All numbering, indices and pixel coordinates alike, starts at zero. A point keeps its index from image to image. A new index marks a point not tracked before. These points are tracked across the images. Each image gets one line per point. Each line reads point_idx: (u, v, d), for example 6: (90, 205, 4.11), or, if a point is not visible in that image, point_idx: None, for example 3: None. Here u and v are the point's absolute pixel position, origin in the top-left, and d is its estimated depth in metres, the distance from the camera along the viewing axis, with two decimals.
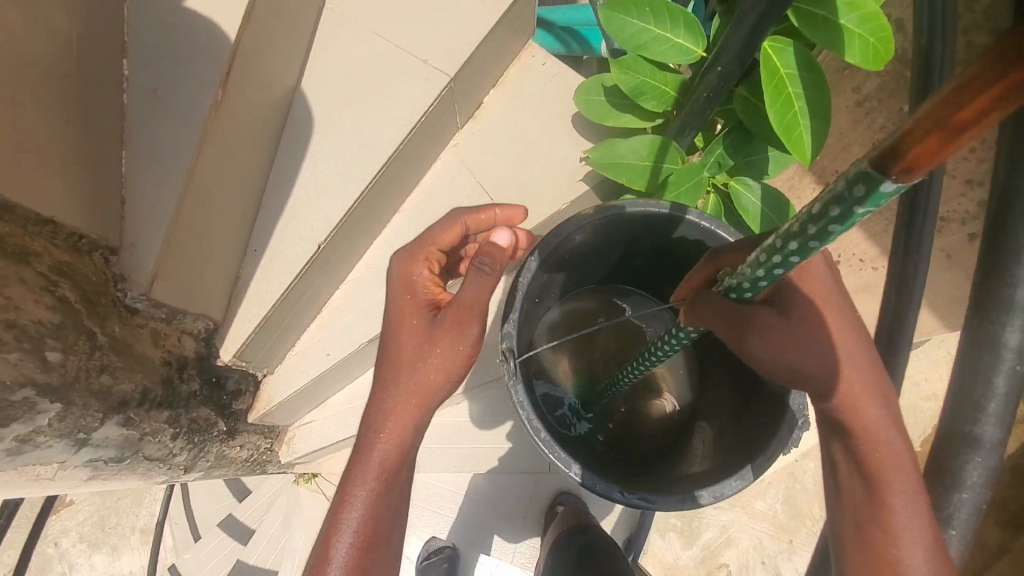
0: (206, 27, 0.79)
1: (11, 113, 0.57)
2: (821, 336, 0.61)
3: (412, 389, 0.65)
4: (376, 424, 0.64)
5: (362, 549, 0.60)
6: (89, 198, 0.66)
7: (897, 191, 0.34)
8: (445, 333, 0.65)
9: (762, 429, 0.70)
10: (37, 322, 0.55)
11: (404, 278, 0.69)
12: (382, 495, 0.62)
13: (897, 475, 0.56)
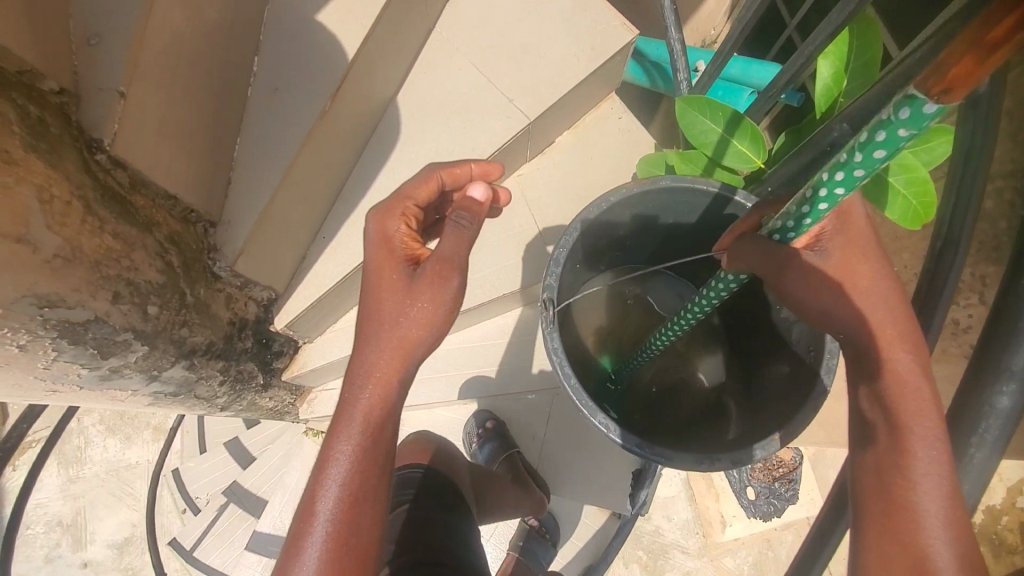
0: (328, 40, 0.90)
1: (164, 103, 0.69)
2: (853, 280, 0.61)
3: (395, 344, 0.63)
4: (361, 378, 0.62)
5: (351, 503, 0.57)
6: (205, 180, 0.78)
7: (943, 108, 0.38)
8: (426, 286, 0.64)
9: (785, 406, 0.75)
10: (148, 282, 0.67)
11: (382, 234, 0.67)
12: (367, 444, 0.59)
13: (930, 424, 0.52)
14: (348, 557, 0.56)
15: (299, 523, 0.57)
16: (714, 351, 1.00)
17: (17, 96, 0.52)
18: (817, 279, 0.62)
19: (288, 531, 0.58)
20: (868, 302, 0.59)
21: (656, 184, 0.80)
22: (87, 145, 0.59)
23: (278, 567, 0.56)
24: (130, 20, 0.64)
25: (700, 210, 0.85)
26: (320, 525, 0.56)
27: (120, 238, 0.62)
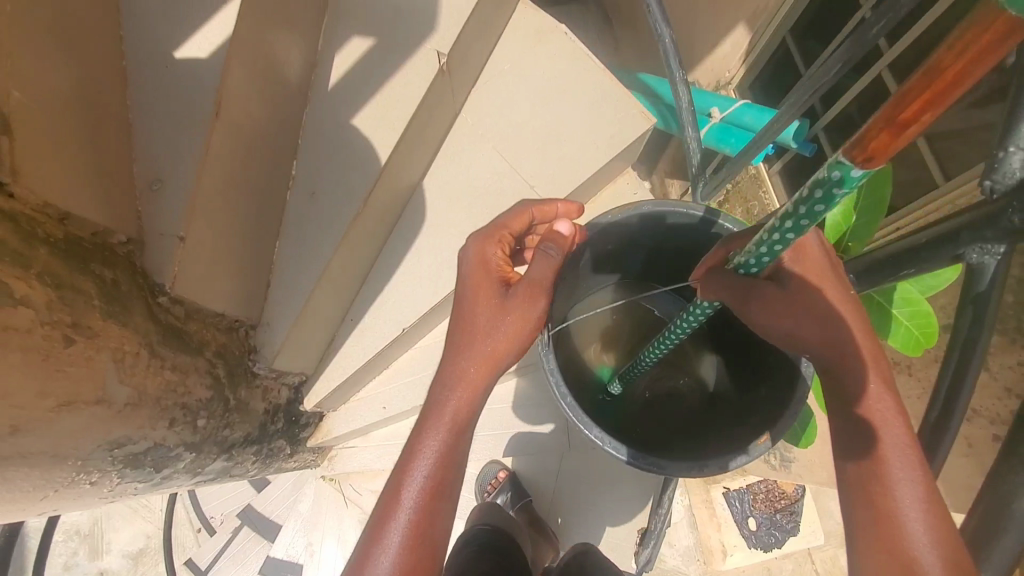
0: (362, 143, 0.95)
1: (218, 231, 0.74)
2: (811, 305, 0.62)
3: (484, 354, 0.67)
4: (447, 384, 0.66)
5: (430, 498, 0.60)
6: (248, 291, 0.84)
7: (871, 172, 0.36)
8: (519, 304, 0.68)
9: (776, 403, 0.72)
10: (199, 399, 0.73)
11: (480, 257, 0.71)
12: (449, 444, 0.62)
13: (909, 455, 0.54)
14: (418, 553, 0.58)
15: (382, 511, 0.60)
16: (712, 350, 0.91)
17: (99, 266, 0.57)
18: (774, 298, 0.63)
19: (366, 524, 0.60)
20: (832, 323, 0.61)
21: (636, 211, 0.74)
22: (151, 291, 0.65)
23: (353, 558, 0.59)
24: (190, 166, 0.69)
25: (687, 237, 0.78)
26: (403, 514, 0.59)
27: (175, 371, 0.67)
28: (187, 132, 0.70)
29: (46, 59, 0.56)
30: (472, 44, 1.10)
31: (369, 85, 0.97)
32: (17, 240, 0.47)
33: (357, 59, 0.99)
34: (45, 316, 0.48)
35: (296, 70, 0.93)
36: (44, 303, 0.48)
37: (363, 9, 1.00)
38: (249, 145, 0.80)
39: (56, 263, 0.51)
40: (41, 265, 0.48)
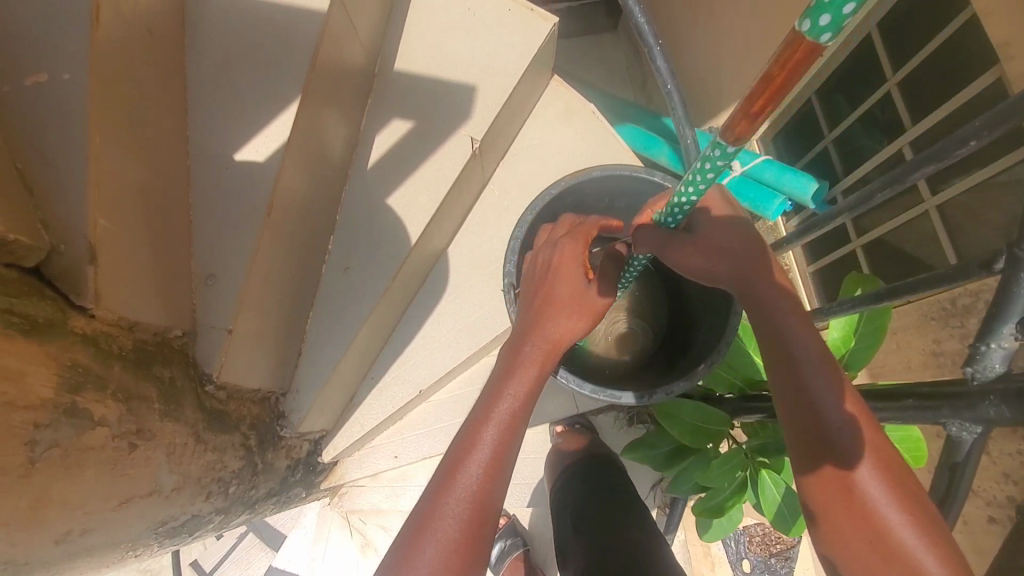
0: (395, 221, 1.02)
1: (261, 318, 0.81)
2: (721, 247, 0.72)
3: (562, 329, 0.77)
4: (517, 362, 0.74)
5: (499, 450, 0.66)
6: (281, 364, 0.90)
7: (740, 148, 0.51)
8: (600, 295, 0.80)
9: (709, 340, 0.93)
10: (232, 471, 0.79)
11: (570, 253, 0.80)
12: (524, 400, 0.70)
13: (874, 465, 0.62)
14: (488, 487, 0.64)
15: (465, 440, 0.67)
16: (659, 303, 1.12)
17: (159, 368, 0.64)
18: (692, 245, 0.72)
19: (437, 468, 0.67)
20: (741, 260, 0.72)
21: (589, 175, 0.96)
22: (200, 380, 0.71)
23: (422, 501, 0.65)
24: (239, 260, 0.75)
25: (636, 197, 1.01)
26: (484, 446, 0.66)
27: (214, 450, 0.73)
28: (238, 228, 0.76)
29: (122, 174, 0.63)
30: (505, 123, 1.17)
31: (406, 164, 1.05)
32: (97, 363, 0.54)
33: (396, 139, 1.06)
34: (115, 429, 0.54)
35: (338, 151, 1.01)
36: (116, 419, 0.54)
37: (405, 91, 1.08)
38: (294, 229, 0.87)
39: (126, 376, 0.57)
40: (114, 384, 0.55)
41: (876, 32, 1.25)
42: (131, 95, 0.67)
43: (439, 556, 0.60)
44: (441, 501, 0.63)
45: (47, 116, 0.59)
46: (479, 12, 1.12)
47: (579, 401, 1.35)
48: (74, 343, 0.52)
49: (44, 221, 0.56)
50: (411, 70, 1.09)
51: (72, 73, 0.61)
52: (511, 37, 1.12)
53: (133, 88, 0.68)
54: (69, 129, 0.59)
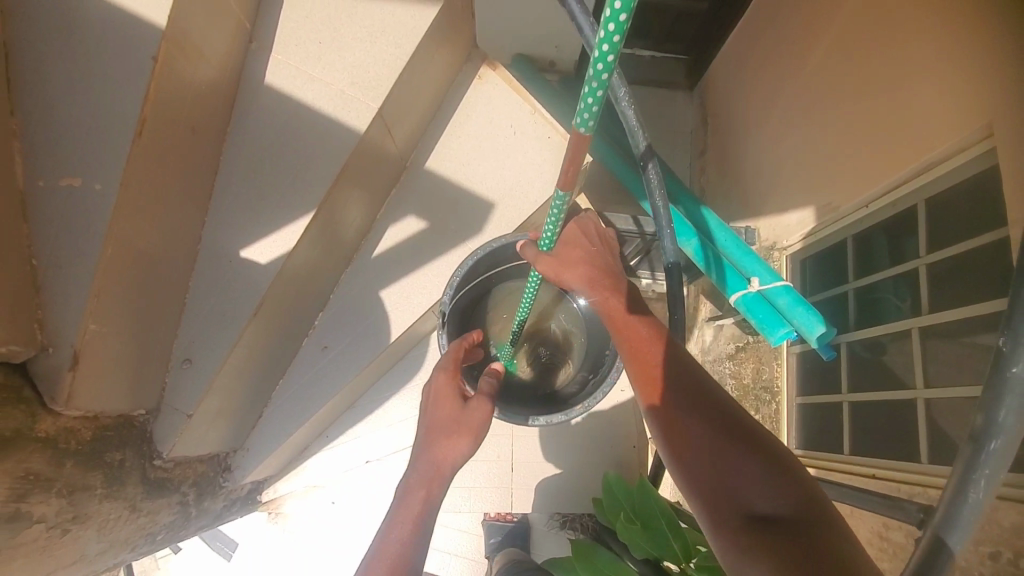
0: (382, 314, 1.09)
1: (226, 397, 0.88)
2: (578, 257, 0.80)
3: (438, 452, 0.76)
4: (397, 509, 0.70)
5: None
6: (237, 427, 0.98)
7: (567, 194, 0.73)
8: (478, 413, 0.81)
9: (595, 384, 1.01)
10: (163, 525, 0.85)
11: (438, 379, 0.84)
12: (410, 539, 0.66)
13: (728, 424, 0.63)
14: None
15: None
16: (576, 327, 1.13)
17: (111, 452, 0.72)
18: (552, 258, 0.81)
19: None
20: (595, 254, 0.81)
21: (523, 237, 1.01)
22: (149, 456, 0.80)
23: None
24: (215, 352, 0.82)
25: None
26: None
27: (148, 514, 0.80)
28: (223, 322, 0.83)
29: (127, 274, 0.70)
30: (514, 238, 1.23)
31: (409, 261, 1.12)
32: (49, 466, 0.61)
33: (406, 235, 1.12)
34: (51, 521, 0.61)
35: (352, 241, 1.08)
36: (54, 512, 0.61)
37: (427, 190, 1.15)
38: (284, 314, 0.95)
39: (74, 471, 0.64)
40: (60, 482, 0.62)
41: (921, 204, 0.97)
42: (154, 195, 0.73)
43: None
44: None
45: (73, 223, 0.66)
46: (519, 129, 1.19)
47: (515, 499, 1.37)
48: (34, 449, 0.59)
49: (41, 321, 0.64)
50: (438, 172, 1.16)
51: (103, 184, 0.68)
52: (539, 161, 1.18)
53: (161, 189, 0.75)
54: (86, 237, 0.66)
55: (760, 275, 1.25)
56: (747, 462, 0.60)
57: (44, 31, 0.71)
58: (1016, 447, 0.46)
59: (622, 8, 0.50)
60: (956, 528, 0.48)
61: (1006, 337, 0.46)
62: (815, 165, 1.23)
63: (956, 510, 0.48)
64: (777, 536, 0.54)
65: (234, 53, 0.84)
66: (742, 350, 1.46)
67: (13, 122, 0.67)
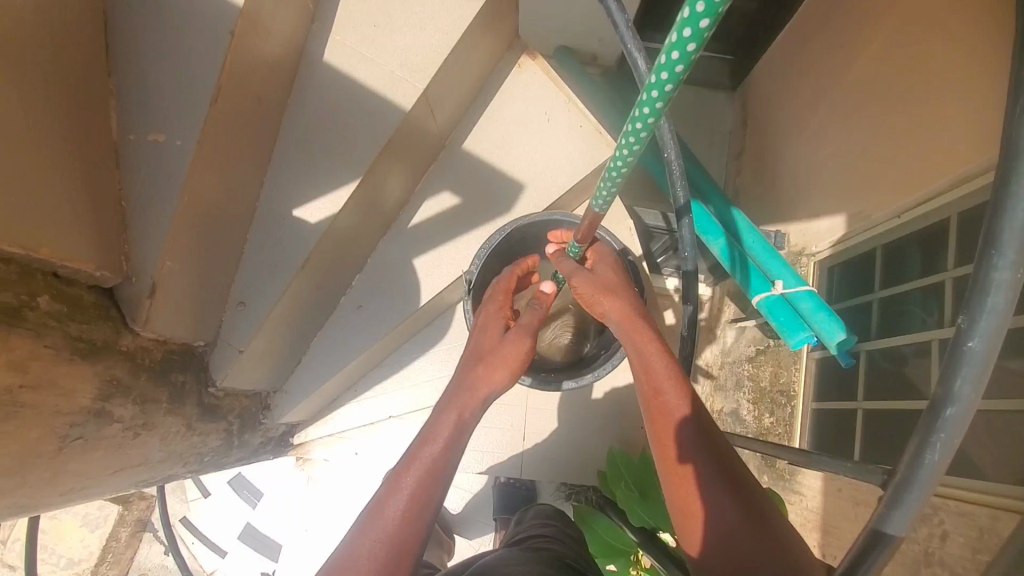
0: (413, 280, 1.18)
1: (272, 339, 0.99)
2: (607, 282, 0.88)
3: (466, 393, 0.78)
4: (420, 442, 0.72)
5: (406, 516, 0.65)
6: (277, 369, 1.09)
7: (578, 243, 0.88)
8: (512, 347, 0.83)
9: (605, 358, 1.09)
10: (210, 447, 0.97)
11: (485, 312, 0.91)
12: (435, 469, 0.69)
13: (744, 494, 0.66)
14: (432, 524, 0.66)
15: (359, 528, 0.65)
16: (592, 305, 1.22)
17: (175, 374, 0.83)
18: (591, 280, 0.87)
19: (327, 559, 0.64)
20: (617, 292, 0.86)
21: (549, 215, 1.09)
22: (205, 383, 0.91)
23: (388, 478, 0.69)
24: (268, 296, 0.93)
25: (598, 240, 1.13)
26: (377, 533, 0.63)
27: (200, 434, 0.91)
28: (275, 270, 0.93)
29: (199, 220, 0.81)
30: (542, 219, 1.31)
31: (442, 233, 1.21)
32: (127, 375, 0.72)
33: (441, 208, 1.21)
34: (126, 422, 0.72)
35: (390, 211, 1.17)
36: (129, 416, 0.72)
37: (463, 168, 1.24)
38: (327, 271, 1.05)
39: (146, 384, 0.75)
40: (136, 391, 0.73)
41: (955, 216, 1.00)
42: (225, 155, 0.84)
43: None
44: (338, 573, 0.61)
45: (155, 173, 0.77)
46: (553, 116, 1.26)
47: (524, 467, 1.46)
48: (118, 358, 0.70)
49: (127, 254, 0.74)
50: (474, 153, 1.24)
51: (183, 140, 0.78)
52: (568, 147, 1.25)
53: (232, 149, 0.85)
54: (166, 185, 0.77)
55: (785, 279, 1.28)
56: (761, 540, 0.63)
57: (141, 6, 0.82)
58: (971, 418, 0.47)
59: (650, 114, 0.57)
60: (912, 490, 0.49)
61: (963, 314, 0.47)
62: (851, 166, 1.26)
63: (913, 474, 0.49)
64: None
65: (298, 31, 0.94)
66: (762, 353, 1.50)
67: (110, 82, 0.77)
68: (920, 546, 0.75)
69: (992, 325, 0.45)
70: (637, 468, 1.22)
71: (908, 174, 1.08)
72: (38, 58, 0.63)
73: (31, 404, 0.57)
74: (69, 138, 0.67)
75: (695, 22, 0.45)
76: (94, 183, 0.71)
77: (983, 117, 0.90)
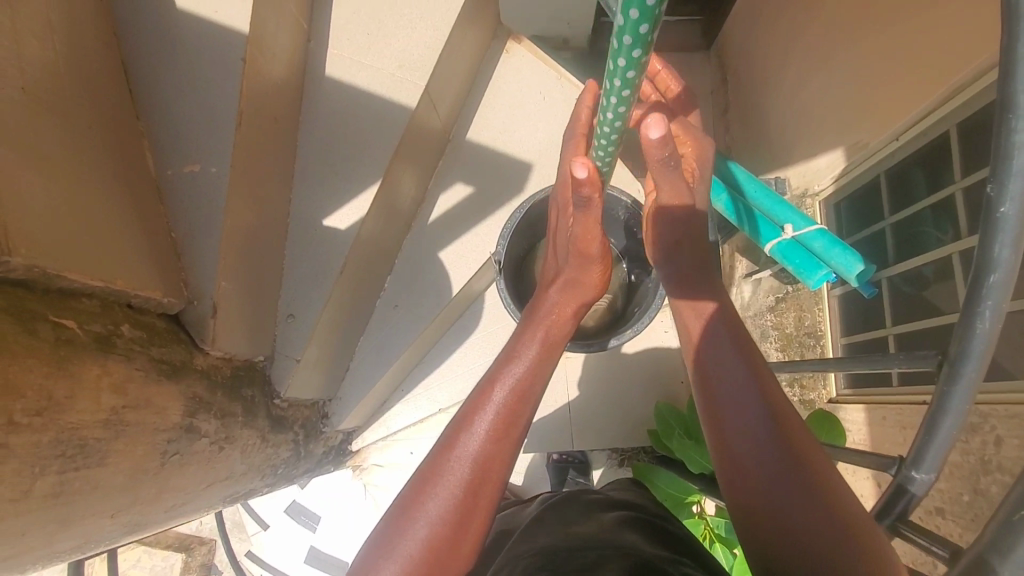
0: (442, 272, 1.23)
1: (323, 345, 1.03)
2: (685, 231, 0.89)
3: (552, 316, 0.81)
4: (498, 372, 0.73)
5: (500, 438, 0.66)
6: (329, 377, 1.13)
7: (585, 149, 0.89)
8: (594, 273, 0.85)
9: (642, 314, 1.13)
10: (284, 457, 1.01)
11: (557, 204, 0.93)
12: (519, 396, 0.70)
13: (782, 431, 0.69)
14: (519, 443, 0.68)
15: (443, 445, 0.66)
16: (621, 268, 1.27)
17: (245, 389, 0.87)
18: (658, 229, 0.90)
19: (415, 473, 0.66)
20: (677, 250, 0.90)
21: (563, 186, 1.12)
22: (271, 395, 0.96)
23: (470, 400, 0.71)
24: (314, 305, 0.97)
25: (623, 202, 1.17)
26: (464, 449, 0.65)
27: (273, 444, 0.96)
28: (318, 280, 0.98)
29: (243, 241, 0.85)
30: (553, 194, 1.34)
31: (462, 223, 1.26)
32: (207, 392, 0.76)
33: (457, 200, 1.25)
34: (212, 436, 0.76)
35: (409, 210, 1.21)
36: (213, 430, 0.76)
37: (471, 158, 1.27)
38: (362, 274, 1.09)
39: (222, 400, 0.80)
40: (216, 406, 0.77)
41: (953, 127, 1.03)
42: (255, 176, 0.88)
43: (490, 498, 0.64)
44: (429, 490, 0.63)
45: (196, 201, 0.81)
46: (548, 94, 1.30)
47: (575, 438, 1.49)
48: (196, 377, 0.75)
49: (185, 281, 0.79)
50: (478, 141, 1.28)
51: (217, 167, 0.83)
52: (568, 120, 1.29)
53: (260, 169, 0.89)
54: (209, 212, 0.81)
55: (794, 222, 1.29)
56: (789, 468, 0.66)
57: (151, 52, 0.86)
58: (1016, 280, 0.48)
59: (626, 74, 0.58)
60: (969, 361, 0.52)
61: (992, 183, 0.47)
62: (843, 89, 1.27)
63: (968, 345, 0.52)
64: (801, 538, 0.62)
65: (299, 51, 0.98)
66: (782, 301, 1.52)
67: (139, 125, 0.82)
68: (976, 455, 0.83)
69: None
70: (683, 419, 1.26)
71: (900, 92, 1.10)
72: (76, 105, 0.68)
73: (135, 422, 0.61)
74: (117, 179, 0.72)
75: (626, 54, 0.54)
76: (145, 218, 0.75)
77: (970, 16, 0.92)
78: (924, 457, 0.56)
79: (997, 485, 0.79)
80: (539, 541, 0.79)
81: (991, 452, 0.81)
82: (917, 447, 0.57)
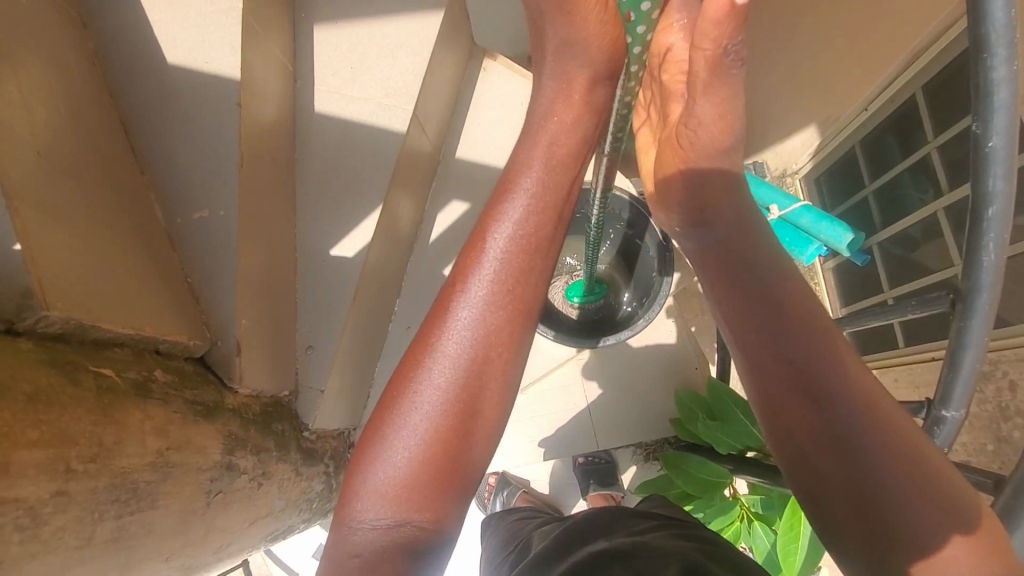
0: None
1: (344, 371, 1.05)
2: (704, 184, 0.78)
3: (563, 141, 0.68)
4: (487, 229, 0.64)
5: (508, 330, 0.61)
6: (351, 405, 1.14)
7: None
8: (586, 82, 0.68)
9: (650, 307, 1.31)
10: (317, 490, 1.01)
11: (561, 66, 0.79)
12: (522, 270, 0.63)
13: (831, 349, 0.64)
14: (529, 316, 0.63)
15: (432, 320, 0.62)
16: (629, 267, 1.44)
17: (274, 423, 0.88)
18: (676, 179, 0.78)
19: (406, 351, 0.61)
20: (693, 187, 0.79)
21: None
22: (300, 428, 0.96)
23: (459, 261, 0.64)
24: (333, 333, 0.99)
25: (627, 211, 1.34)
26: (458, 326, 0.60)
27: (306, 478, 0.96)
28: (334, 308, 0.99)
29: (257, 277, 0.86)
30: None
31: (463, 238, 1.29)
32: (241, 429, 0.77)
33: (456, 216, 1.29)
34: (250, 472, 0.76)
35: (410, 232, 1.24)
36: (251, 466, 0.77)
37: (463, 175, 1.31)
38: (374, 298, 1.12)
39: (256, 435, 0.81)
40: (251, 442, 0.78)
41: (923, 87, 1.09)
42: (262, 214, 0.90)
43: (496, 374, 0.61)
44: (425, 376, 0.59)
45: (208, 244, 0.82)
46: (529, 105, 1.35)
47: (599, 437, 1.50)
48: (229, 416, 0.76)
49: (206, 324, 0.80)
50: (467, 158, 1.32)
51: (226, 209, 0.84)
52: None
53: (265, 207, 0.91)
54: (224, 252, 0.82)
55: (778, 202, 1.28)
56: (836, 373, 0.63)
57: (143, 106, 0.87)
58: (1012, 208, 0.51)
59: None
60: (981, 293, 0.54)
61: (975, 121, 0.50)
62: None
63: (977, 278, 0.54)
64: (862, 452, 0.59)
65: (288, 90, 1.00)
66: None
67: (143, 177, 0.83)
68: (992, 404, 0.96)
69: (1006, 121, 0.48)
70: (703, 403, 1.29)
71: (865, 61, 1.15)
72: (83, 163, 0.70)
73: (180, 462, 0.62)
74: (131, 230, 0.73)
75: None
76: (161, 267, 0.76)
77: None
78: (952, 395, 0.57)
79: (1018, 430, 0.91)
80: (592, 548, 0.83)
81: (1006, 399, 0.93)
82: (943, 387, 0.58)
